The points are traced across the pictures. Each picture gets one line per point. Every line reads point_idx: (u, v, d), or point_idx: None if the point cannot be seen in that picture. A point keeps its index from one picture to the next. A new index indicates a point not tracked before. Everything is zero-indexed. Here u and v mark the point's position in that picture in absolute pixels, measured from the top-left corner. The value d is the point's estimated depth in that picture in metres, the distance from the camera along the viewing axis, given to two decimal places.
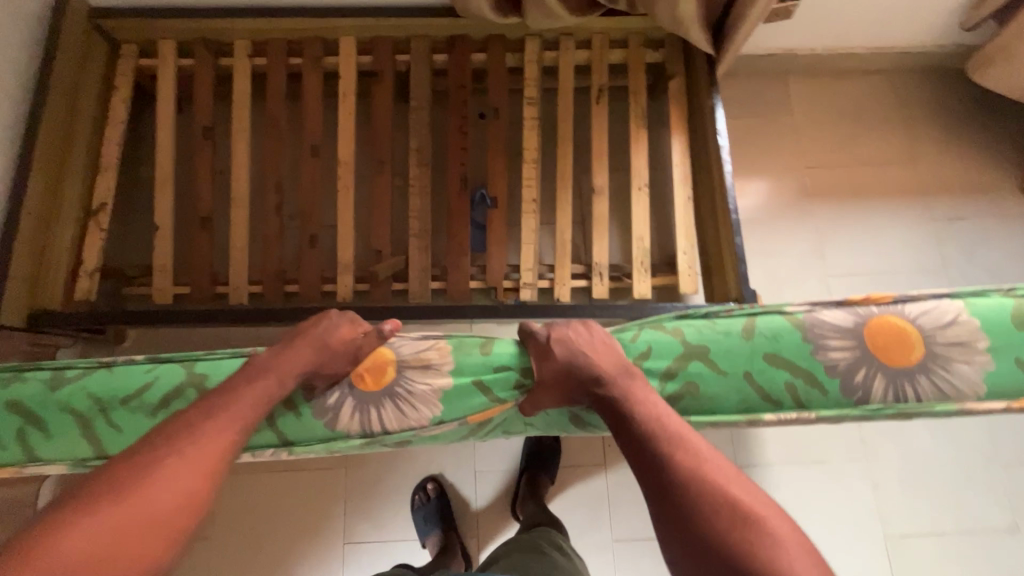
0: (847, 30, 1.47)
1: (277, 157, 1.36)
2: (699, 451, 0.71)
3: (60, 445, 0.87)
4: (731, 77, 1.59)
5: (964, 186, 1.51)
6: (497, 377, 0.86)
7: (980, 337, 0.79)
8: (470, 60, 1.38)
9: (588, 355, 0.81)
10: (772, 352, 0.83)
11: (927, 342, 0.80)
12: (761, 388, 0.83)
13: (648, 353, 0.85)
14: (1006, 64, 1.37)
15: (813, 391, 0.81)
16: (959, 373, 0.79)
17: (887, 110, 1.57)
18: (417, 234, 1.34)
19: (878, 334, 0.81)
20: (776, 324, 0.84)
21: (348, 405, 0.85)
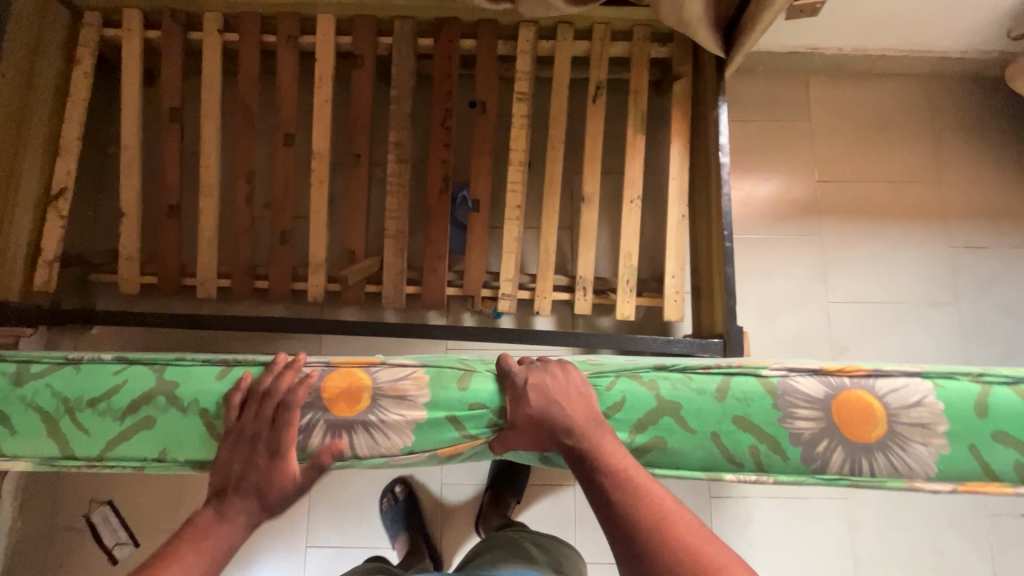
0: (879, 29, 1.35)
1: (249, 145, 1.28)
2: (668, 509, 0.57)
3: (20, 447, 0.71)
4: (746, 73, 1.45)
5: (990, 210, 1.39)
6: (473, 413, 0.71)
7: (942, 421, 0.68)
8: (458, 47, 1.26)
9: (559, 400, 0.66)
10: (742, 416, 0.70)
11: (888, 421, 0.68)
12: (724, 453, 0.70)
13: (621, 406, 0.70)
14: None
15: (776, 458, 0.70)
16: (916, 457, 0.68)
17: (916, 118, 1.43)
18: (393, 236, 1.27)
19: (843, 408, 0.69)
20: (750, 387, 0.71)
21: (317, 428, 0.70)
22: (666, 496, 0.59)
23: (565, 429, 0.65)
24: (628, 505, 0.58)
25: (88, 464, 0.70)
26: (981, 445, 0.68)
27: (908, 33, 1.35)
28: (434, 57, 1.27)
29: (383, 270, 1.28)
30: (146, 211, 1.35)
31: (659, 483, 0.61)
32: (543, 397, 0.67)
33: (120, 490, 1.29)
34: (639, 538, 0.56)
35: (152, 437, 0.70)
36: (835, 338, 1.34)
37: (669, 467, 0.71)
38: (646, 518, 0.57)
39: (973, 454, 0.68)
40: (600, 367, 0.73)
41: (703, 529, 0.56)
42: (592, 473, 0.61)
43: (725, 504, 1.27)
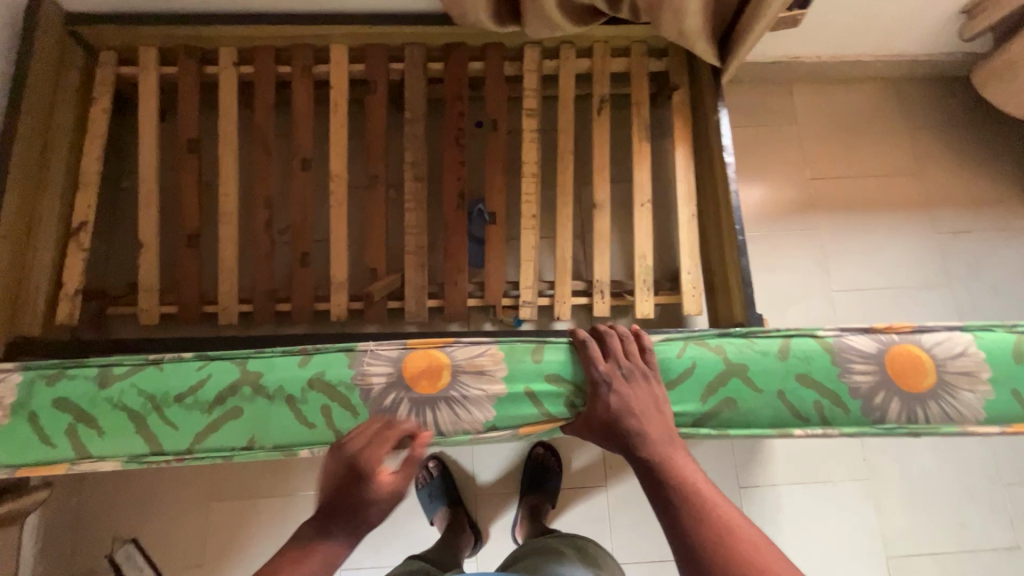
0: (852, 37, 1.46)
1: (268, 172, 1.31)
2: (733, 523, 0.59)
3: (113, 442, 0.78)
4: (736, 83, 1.55)
5: (970, 199, 1.49)
6: (550, 389, 0.80)
7: (985, 368, 0.76)
8: (467, 70, 1.33)
9: (634, 403, 0.72)
10: (804, 373, 0.77)
11: (937, 370, 0.76)
12: (793, 410, 0.77)
13: (694, 371, 0.77)
14: (1007, 81, 1.33)
15: (838, 411, 0.77)
16: (965, 403, 0.75)
17: (893, 119, 1.54)
18: (414, 252, 1.30)
19: (897, 361, 0.77)
20: (809, 346, 0.78)
21: (402, 405, 0.79)
22: (727, 506, 0.61)
23: (634, 431, 0.70)
24: (693, 510, 0.60)
25: (178, 455, 0.78)
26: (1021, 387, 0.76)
27: (878, 40, 1.47)
28: (445, 79, 1.33)
29: (405, 285, 1.30)
30: (163, 243, 1.35)
31: (719, 493, 0.63)
32: (621, 400, 0.73)
33: (145, 526, 1.25)
34: (694, 535, 0.58)
35: (240, 426, 0.79)
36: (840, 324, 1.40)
37: (744, 426, 0.78)
38: (704, 520, 0.59)
39: (1015, 397, 0.75)
40: (671, 337, 0.81)
41: (767, 545, 0.57)
42: (655, 475, 0.65)
43: (755, 494, 1.29)
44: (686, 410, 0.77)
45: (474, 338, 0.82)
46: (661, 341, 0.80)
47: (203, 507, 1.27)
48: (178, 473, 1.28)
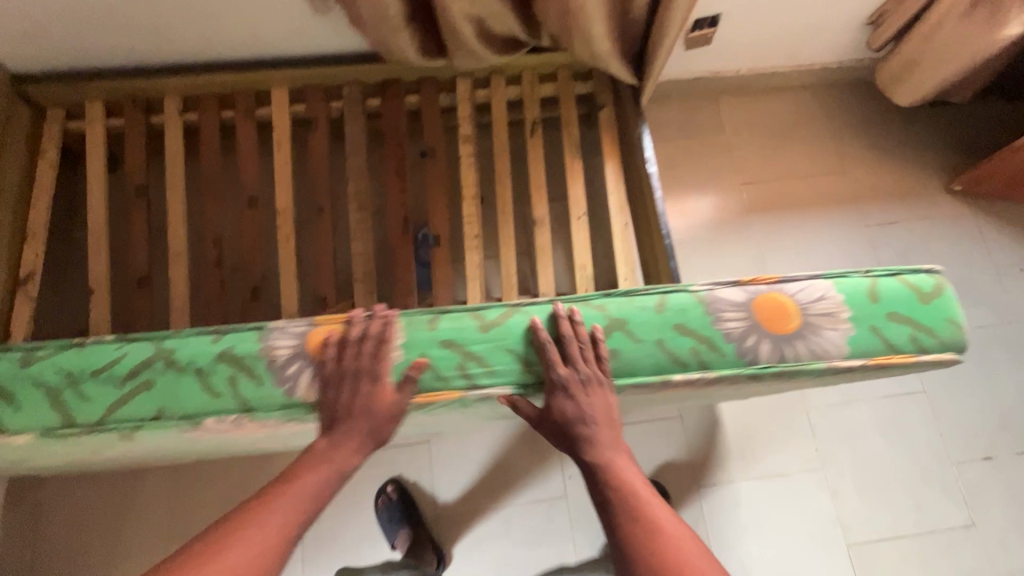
0: (767, 50, 1.54)
1: (216, 212, 1.35)
2: (665, 529, 0.68)
3: (29, 417, 0.79)
4: (665, 99, 1.64)
5: (894, 191, 1.56)
6: (445, 354, 0.80)
7: (844, 309, 0.80)
8: (403, 103, 1.40)
9: (585, 410, 0.76)
10: (680, 323, 0.80)
11: (800, 312, 0.80)
12: (670, 356, 0.79)
13: (579, 331, 0.80)
14: (910, 79, 1.41)
15: (714, 354, 0.79)
16: (829, 341, 0.79)
17: (818, 124, 1.63)
18: (362, 279, 1.33)
19: (765, 308, 0.80)
20: (683, 299, 0.81)
21: (303, 374, 0.79)
22: (660, 509, 0.70)
23: (586, 440, 0.76)
24: (633, 520, 0.69)
25: (89, 428, 0.79)
26: (879, 324, 0.79)
27: (792, 52, 1.56)
28: (383, 114, 1.40)
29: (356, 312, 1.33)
30: (116, 288, 1.38)
31: (657, 497, 0.72)
32: (576, 408, 0.76)
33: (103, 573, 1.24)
34: (633, 542, 0.68)
35: (149, 398, 0.79)
36: None
37: (626, 376, 0.80)
38: (645, 531, 0.68)
39: (875, 333, 0.79)
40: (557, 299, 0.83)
41: (692, 543, 0.68)
42: (602, 484, 0.74)
43: (711, 492, 1.31)
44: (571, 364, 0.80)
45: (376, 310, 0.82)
46: (548, 303, 0.83)
47: (161, 548, 1.26)
48: (137, 516, 1.27)
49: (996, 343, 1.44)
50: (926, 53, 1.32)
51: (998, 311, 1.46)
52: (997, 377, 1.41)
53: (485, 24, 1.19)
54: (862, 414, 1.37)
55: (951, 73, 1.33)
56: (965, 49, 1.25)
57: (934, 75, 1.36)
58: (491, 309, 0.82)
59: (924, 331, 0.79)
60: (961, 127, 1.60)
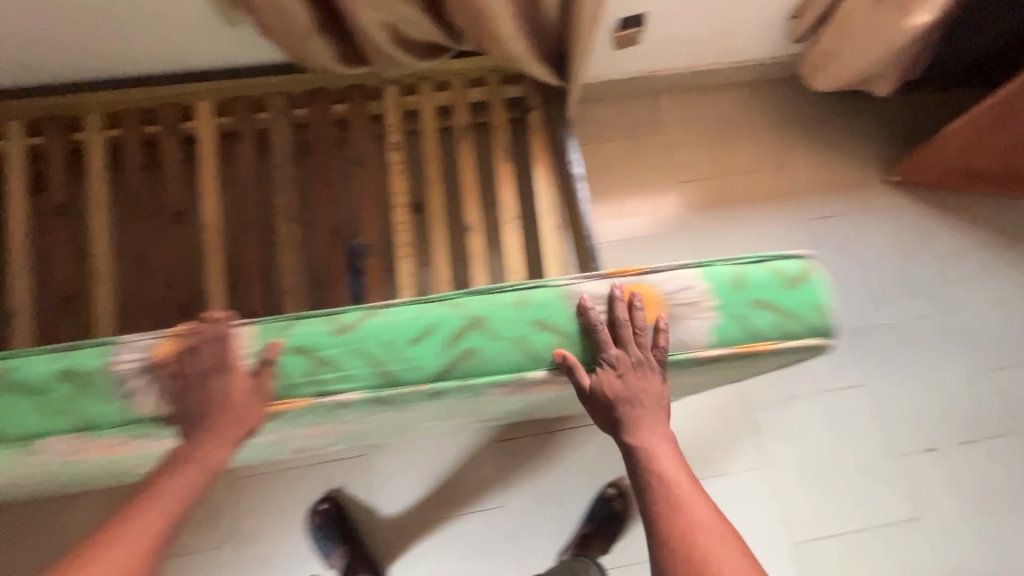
0: (700, 50, 1.52)
1: (143, 229, 1.33)
2: (698, 520, 0.68)
3: None
4: (604, 100, 1.62)
5: (833, 184, 1.56)
6: (295, 361, 0.69)
7: (710, 299, 0.72)
8: (330, 112, 1.38)
9: (628, 391, 0.72)
10: (541, 319, 0.70)
11: (665, 302, 0.72)
12: (534, 355, 0.70)
13: (431, 331, 0.69)
14: (833, 69, 1.42)
15: (574, 348, 0.71)
16: (692, 331, 0.72)
17: (758, 121, 1.62)
18: (292, 291, 1.31)
19: (628, 301, 0.72)
20: (545, 294, 0.71)
21: (145, 392, 0.68)
22: (696, 501, 0.70)
23: (632, 423, 0.74)
24: (667, 508, 0.70)
25: None
26: (744, 312, 0.72)
27: (726, 50, 1.54)
28: (310, 123, 1.38)
29: None
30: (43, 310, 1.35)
31: (698, 493, 0.71)
32: (625, 389, 0.72)
33: None
34: (666, 530, 0.68)
35: None
36: None
37: (486, 379, 0.70)
38: (678, 521, 0.68)
39: (740, 321, 0.71)
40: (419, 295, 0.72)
41: (724, 533, 0.68)
42: (640, 469, 0.73)
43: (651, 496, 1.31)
44: (426, 366, 0.69)
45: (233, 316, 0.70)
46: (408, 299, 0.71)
47: None
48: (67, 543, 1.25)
49: (938, 332, 1.43)
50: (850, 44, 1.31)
51: (940, 302, 1.45)
52: (940, 366, 1.40)
53: (399, 30, 1.17)
54: (805, 411, 1.35)
55: (872, 63, 1.33)
56: (885, 36, 1.23)
57: (857, 66, 1.36)
58: (347, 309, 0.70)
59: (789, 319, 0.72)
60: (899, 118, 1.60)
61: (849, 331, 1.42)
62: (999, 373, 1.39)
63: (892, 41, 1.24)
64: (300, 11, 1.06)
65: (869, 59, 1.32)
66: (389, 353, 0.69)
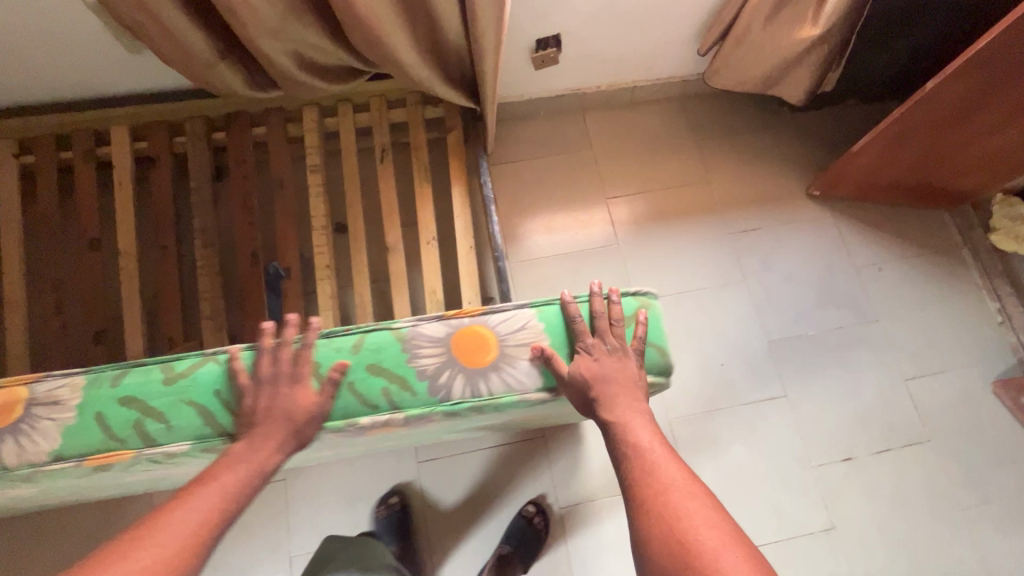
0: (620, 67, 1.55)
1: (56, 256, 1.30)
2: (671, 482, 0.68)
3: None
4: (531, 117, 1.64)
5: (757, 197, 1.58)
6: (120, 413, 0.72)
7: (543, 338, 0.79)
8: (249, 135, 1.37)
9: (609, 375, 0.76)
10: (374, 363, 0.76)
11: (500, 345, 0.78)
12: (365, 399, 0.75)
13: (265, 375, 0.74)
14: (729, 73, 1.48)
15: (406, 395, 0.75)
16: (526, 373, 0.77)
17: (683, 136, 1.64)
18: (210, 316, 1.29)
19: (463, 342, 0.77)
20: (382, 337, 0.77)
21: None
22: (669, 466, 0.70)
23: (608, 400, 0.76)
24: (640, 471, 0.70)
25: None
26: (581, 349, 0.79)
27: (645, 65, 1.56)
28: (229, 147, 1.37)
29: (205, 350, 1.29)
30: None
31: (671, 459, 0.71)
32: (604, 371, 0.77)
33: None
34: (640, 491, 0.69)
35: None
36: None
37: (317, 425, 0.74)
38: (650, 483, 0.69)
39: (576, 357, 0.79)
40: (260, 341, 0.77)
41: (694, 494, 0.67)
42: (615, 442, 0.74)
43: (572, 512, 1.32)
44: (256, 416, 0.74)
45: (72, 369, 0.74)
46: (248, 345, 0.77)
47: None
48: None
49: (855, 342, 1.46)
50: (762, 51, 1.35)
51: (858, 312, 1.48)
52: (857, 377, 1.43)
53: (306, 56, 1.17)
54: (723, 424, 1.38)
55: (771, 65, 1.39)
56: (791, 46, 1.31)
57: (757, 67, 1.42)
58: (183, 356, 0.75)
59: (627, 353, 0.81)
60: (818, 133, 1.64)
61: (768, 345, 1.45)
62: (912, 382, 1.43)
63: (793, 49, 1.32)
64: (199, 40, 1.05)
65: (773, 63, 1.39)
66: (219, 402, 0.73)
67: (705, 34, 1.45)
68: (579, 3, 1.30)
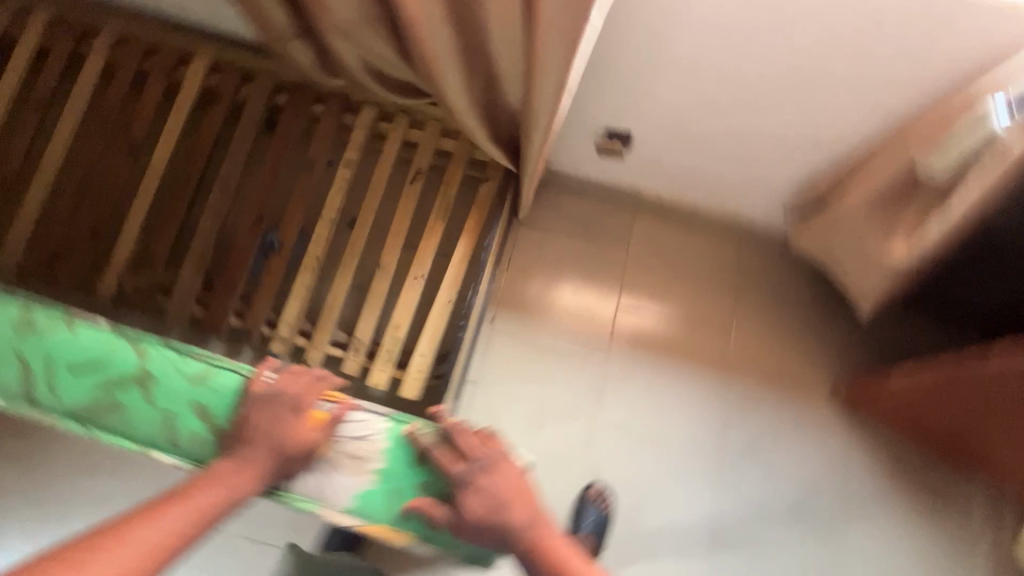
0: (689, 185, 1.44)
1: (97, 146, 1.36)
2: None
3: None
4: (582, 194, 1.55)
5: (770, 374, 1.44)
6: None
7: (377, 458, 0.85)
8: (307, 109, 1.39)
9: (494, 496, 0.77)
10: (200, 403, 0.85)
11: (333, 446, 0.85)
12: (168, 432, 0.84)
13: (105, 366, 0.85)
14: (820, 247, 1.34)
15: (208, 448, 0.83)
16: (338, 485, 0.84)
17: (726, 279, 1.51)
18: (196, 255, 1.30)
19: None
20: (223, 382, 0.86)
21: None
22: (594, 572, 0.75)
23: (506, 529, 0.77)
24: None
25: None
26: (426, 479, 0.84)
27: (717, 193, 1.44)
28: (285, 112, 1.39)
29: (178, 283, 1.29)
30: None
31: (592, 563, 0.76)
32: (484, 500, 0.77)
33: None
34: None
35: None
36: (591, 461, 1.36)
37: (118, 433, 0.84)
38: None
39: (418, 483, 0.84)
40: (118, 329, 0.89)
41: None
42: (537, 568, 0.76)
43: None
44: (74, 399, 0.84)
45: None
46: (107, 328, 0.88)
47: None
48: None
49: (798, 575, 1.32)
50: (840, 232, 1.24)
51: (818, 543, 1.33)
52: None
53: (374, 64, 1.17)
54: None
55: (863, 269, 1.25)
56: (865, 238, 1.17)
57: (850, 258, 1.27)
58: (46, 312, 0.88)
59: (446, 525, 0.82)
60: (867, 335, 1.47)
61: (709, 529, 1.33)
62: None
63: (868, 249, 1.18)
64: (279, 13, 1.08)
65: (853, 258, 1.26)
66: (48, 368, 0.85)
67: (804, 197, 1.32)
68: (664, 112, 1.22)
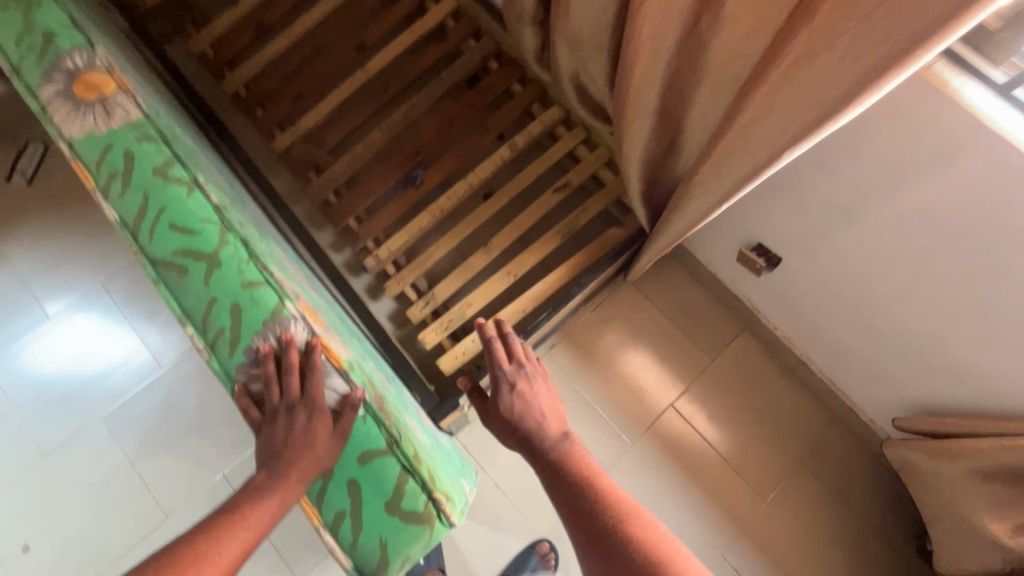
0: (806, 338, 1.33)
1: (337, 30, 1.54)
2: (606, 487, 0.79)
3: None
4: (699, 284, 1.49)
5: (778, 561, 1.31)
6: (116, 157, 0.86)
7: None
8: (507, 83, 1.48)
9: (530, 403, 0.87)
10: (239, 307, 0.80)
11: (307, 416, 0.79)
12: (203, 316, 0.81)
13: (192, 234, 0.83)
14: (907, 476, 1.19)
15: (225, 350, 0.80)
16: None
17: (790, 444, 1.39)
18: (355, 153, 1.44)
19: None
20: (265, 299, 0.80)
21: (57, 86, 0.89)
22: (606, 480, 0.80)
23: (538, 427, 0.85)
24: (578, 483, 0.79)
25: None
26: (359, 479, 0.75)
27: (832, 363, 1.31)
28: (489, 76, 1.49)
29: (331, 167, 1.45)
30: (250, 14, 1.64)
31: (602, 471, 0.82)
32: (523, 397, 0.87)
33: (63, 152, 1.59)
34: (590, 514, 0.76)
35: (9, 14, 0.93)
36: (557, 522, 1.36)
37: (171, 294, 0.83)
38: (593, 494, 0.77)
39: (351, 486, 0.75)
40: (224, 211, 0.87)
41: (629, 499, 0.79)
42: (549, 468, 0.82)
43: None
44: (157, 249, 0.83)
45: (148, 108, 0.91)
46: (216, 205, 0.86)
47: None
48: None
49: None
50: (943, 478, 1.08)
51: None
52: None
53: (581, 78, 1.21)
54: None
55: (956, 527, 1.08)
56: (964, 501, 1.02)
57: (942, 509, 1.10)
58: (182, 169, 0.87)
59: (356, 520, 0.75)
60: None
61: None
62: None
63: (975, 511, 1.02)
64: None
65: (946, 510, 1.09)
66: (155, 214, 0.84)
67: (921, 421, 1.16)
68: (821, 259, 1.13)
